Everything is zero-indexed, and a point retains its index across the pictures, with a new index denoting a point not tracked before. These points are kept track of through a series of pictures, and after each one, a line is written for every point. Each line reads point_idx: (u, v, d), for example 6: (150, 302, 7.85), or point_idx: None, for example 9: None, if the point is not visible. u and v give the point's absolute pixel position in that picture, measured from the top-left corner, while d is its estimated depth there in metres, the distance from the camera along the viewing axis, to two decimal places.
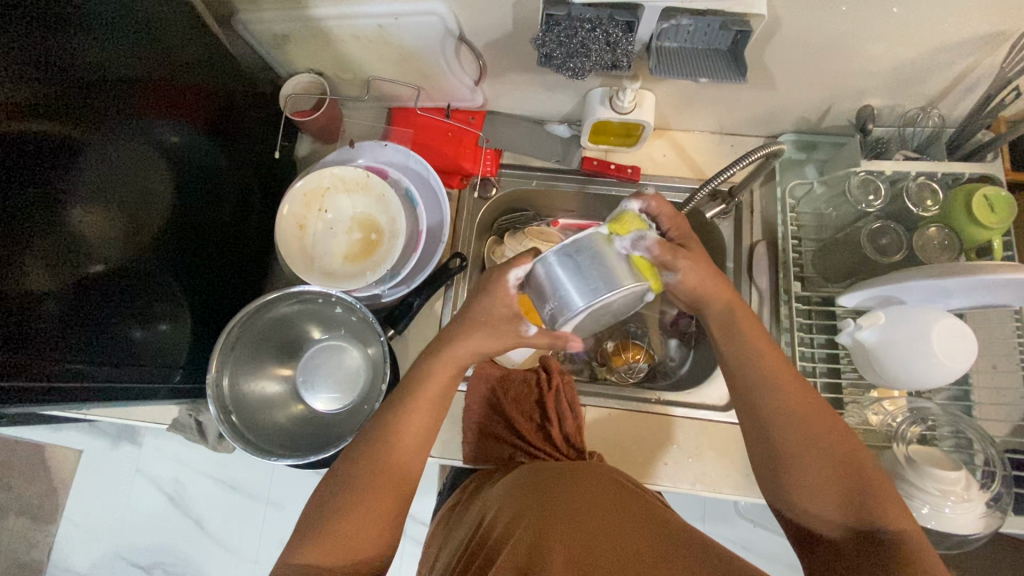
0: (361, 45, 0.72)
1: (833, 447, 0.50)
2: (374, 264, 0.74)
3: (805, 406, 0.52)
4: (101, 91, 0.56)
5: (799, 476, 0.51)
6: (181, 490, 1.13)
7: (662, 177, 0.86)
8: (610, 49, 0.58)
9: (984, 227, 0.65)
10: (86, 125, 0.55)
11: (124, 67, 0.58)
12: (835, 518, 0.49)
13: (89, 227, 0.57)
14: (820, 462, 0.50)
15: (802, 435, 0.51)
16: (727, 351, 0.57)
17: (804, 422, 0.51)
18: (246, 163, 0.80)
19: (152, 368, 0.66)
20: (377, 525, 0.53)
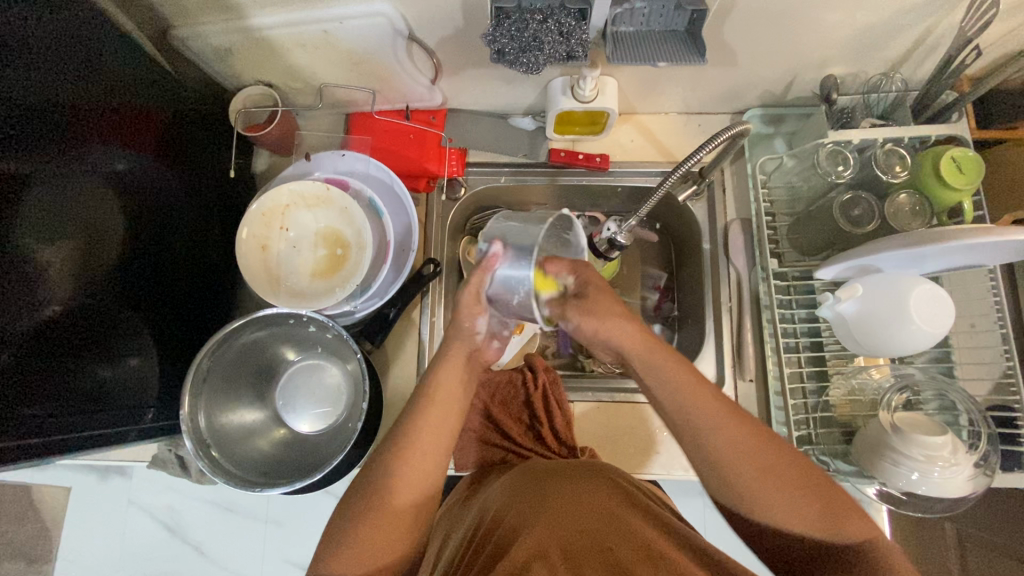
0: (309, 52, 0.69)
1: (770, 464, 0.51)
2: (343, 280, 0.71)
3: (739, 429, 0.52)
4: (39, 123, 0.54)
5: (770, 504, 0.51)
6: (176, 518, 1.10)
7: (632, 163, 0.84)
8: (564, 40, 0.56)
9: (955, 190, 0.64)
10: (30, 160, 0.53)
11: (62, 97, 0.56)
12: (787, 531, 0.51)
13: (35, 267, 0.54)
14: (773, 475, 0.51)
15: (730, 451, 0.52)
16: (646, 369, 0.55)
17: (744, 448, 0.52)
18: (201, 181, 0.76)
19: (121, 408, 0.64)
20: (387, 540, 0.54)
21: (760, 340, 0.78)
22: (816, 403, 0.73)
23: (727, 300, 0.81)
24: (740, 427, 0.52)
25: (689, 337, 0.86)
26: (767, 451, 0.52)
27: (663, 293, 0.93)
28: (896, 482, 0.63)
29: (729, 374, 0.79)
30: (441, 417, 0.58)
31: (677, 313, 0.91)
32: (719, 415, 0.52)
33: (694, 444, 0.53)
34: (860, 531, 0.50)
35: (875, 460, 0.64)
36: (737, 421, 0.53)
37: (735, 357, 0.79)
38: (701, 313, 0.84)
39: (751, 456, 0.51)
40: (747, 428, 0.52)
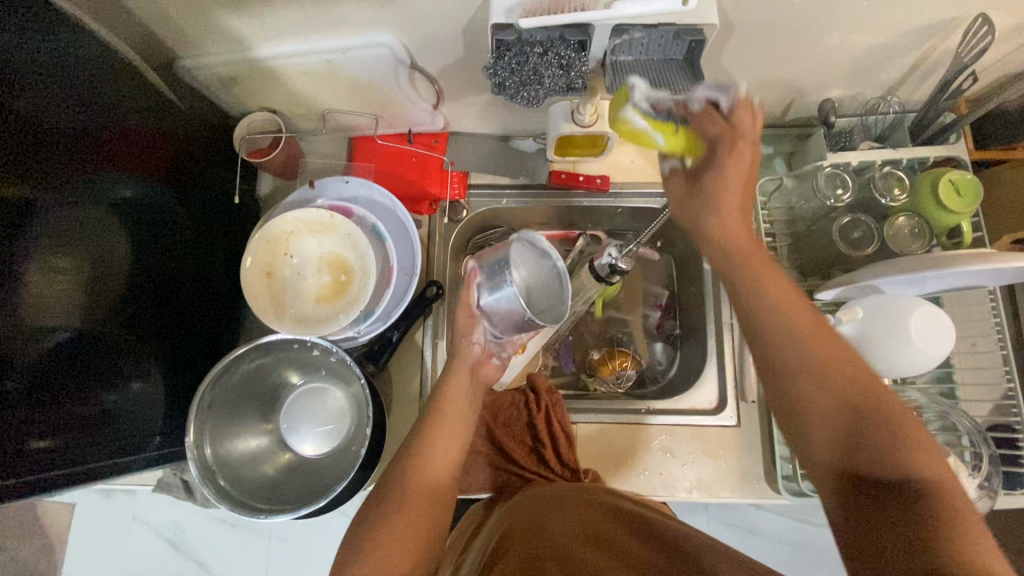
0: (312, 80, 0.70)
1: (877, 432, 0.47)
2: (346, 305, 0.70)
3: (833, 366, 0.50)
4: (42, 153, 0.55)
5: (807, 388, 0.51)
6: (180, 532, 1.11)
7: (632, 184, 0.85)
8: (564, 72, 0.57)
9: (953, 214, 0.65)
10: (41, 187, 0.55)
11: (65, 128, 0.57)
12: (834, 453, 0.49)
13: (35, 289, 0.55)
14: (826, 375, 0.50)
15: (798, 335, 0.52)
16: (744, 293, 0.56)
17: (807, 343, 0.52)
18: (204, 206, 0.77)
19: (126, 436, 0.64)
20: (403, 542, 0.56)
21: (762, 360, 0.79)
22: None
23: (729, 319, 0.81)
24: (875, 400, 0.49)
25: (691, 356, 0.86)
26: (851, 387, 0.49)
27: (665, 311, 0.93)
28: None
29: (731, 394, 0.79)
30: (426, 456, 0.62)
31: (679, 331, 0.91)
32: (824, 351, 0.51)
33: (800, 400, 0.51)
34: (931, 471, 0.45)
35: None
36: (829, 338, 0.52)
37: (737, 377, 0.79)
38: (702, 332, 0.84)
39: (839, 417, 0.49)
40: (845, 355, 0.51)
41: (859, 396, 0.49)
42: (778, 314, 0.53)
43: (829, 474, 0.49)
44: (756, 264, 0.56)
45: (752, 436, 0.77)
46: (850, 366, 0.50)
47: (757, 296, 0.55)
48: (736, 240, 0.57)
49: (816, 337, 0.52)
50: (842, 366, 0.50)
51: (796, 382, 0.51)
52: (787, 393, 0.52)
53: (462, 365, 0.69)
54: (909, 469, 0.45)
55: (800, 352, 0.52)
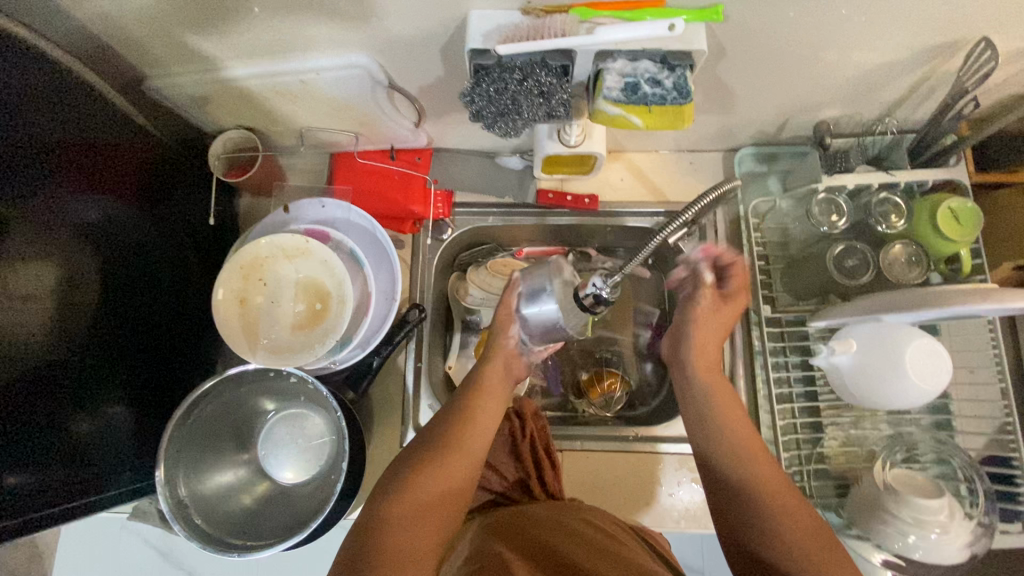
0: (288, 99, 0.68)
1: (773, 477, 0.54)
2: (323, 333, 0.67)
3: (799, 511, 0.52)
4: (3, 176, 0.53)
5: (777, 542, 0.51)
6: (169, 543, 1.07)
7: (621, 203, 0.82)
8: (543, 100, 0.54)
9: (953, 242, 0.63)
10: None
11: (27, 150, 0.55)
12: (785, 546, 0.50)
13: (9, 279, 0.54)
14: (800, 528, 0.51)
15: (766, 484, 0.54)
16: (700, 434, 0.60)
17: (789, 510, 0.52)
18: (179, 228, 0.74)
19: (94, 471, 0.62)
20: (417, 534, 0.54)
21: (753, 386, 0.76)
22: (810, 453, 0.71)
23: (719, 344, 0.79)
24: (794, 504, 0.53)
25: None
26: (820, 532, 0.51)
27: (656, 331, 0.91)
28: (891, 545, 0.61)
29: None
30: (469, 434, 0.61)
31: None
32: (779, 493, 0.53)
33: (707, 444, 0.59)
34: None
35: (869, 521, 0.62)
36: (786, 493, 0.53)
37: None
38: None
39: (793, 490, 0.54)
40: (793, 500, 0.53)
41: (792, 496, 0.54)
42: (763, 474, 0.55)
43: (776, 493, 0.53)
44: (749, 451, 0.56)
45: None
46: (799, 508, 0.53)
47: (728, 438, 0.58)
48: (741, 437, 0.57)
49: (797, 497, 0.53)
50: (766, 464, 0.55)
51: (724, 447, 0.57)
52: (740, 514, 0.54)
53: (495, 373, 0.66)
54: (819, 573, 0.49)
55: (745, 478, 0.55)
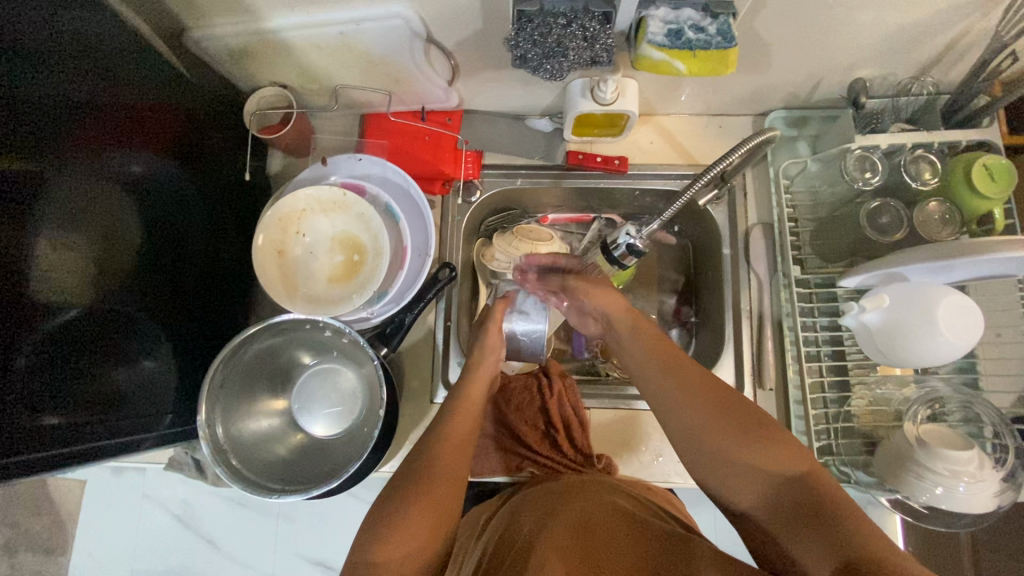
0: (325, 54, 0.68)
1: (719, 434, 0.53)
2: (360, 285, 0.69)
3: (750, 448, 0.51)
4: (51, 121, 0.53)
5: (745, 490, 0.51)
6: (190, 510, 1.02)
7: (650, 165, 0.82)
8: (588, 44, 0.54)
9: (989, 199, 0.63)
10: (52, 158, 0.54)
11: (73, 97, 0.55)
12: (756, 478, 0.50)
13: (47, 238, 0.54)
14: (766, 467, 0.50)
15: (707, 438, 0.53)
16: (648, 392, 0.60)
17: (743, 451, 0.51)
18: (215, 183, 0.75)
19: (137, 416, 0.63)
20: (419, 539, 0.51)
21: (779, 347, 0.77)
22: (837, 413, 0.72)
23: (747, 306, 0.79)
24: (745, 413, 0.53)
25: (707, 343, 0.84)
26: (781, 458, 0.50)
27: (681, 297, 0.91)
28: (918, 496, 0.62)
29: (748, 382, 0.77)
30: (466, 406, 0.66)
31: (695, 318, 0.89)
32: (723, 437, 0.52)
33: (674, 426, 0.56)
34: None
35: (898, 473, 0.63)
36: (740, 429, 0.52)
37: (754, 365, 0.77)
38: (720, 320, 0.82)
39: (727, 426, 0.53)
40: (752, 434, 0.52)
41: (731, 414, 0.53)
42: (697, 428, 0.54)
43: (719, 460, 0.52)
44: (676, 385, 0.57)
45: None
46: (744, 419, 0.53)
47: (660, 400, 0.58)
48: (642, 358, 0.62)
49: (738, 433, 0.52)
50: (704, 398, 0.55)
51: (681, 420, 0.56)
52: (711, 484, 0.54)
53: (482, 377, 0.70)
54: (784, 470, 0.49)
55: (710, 447, 0.53)
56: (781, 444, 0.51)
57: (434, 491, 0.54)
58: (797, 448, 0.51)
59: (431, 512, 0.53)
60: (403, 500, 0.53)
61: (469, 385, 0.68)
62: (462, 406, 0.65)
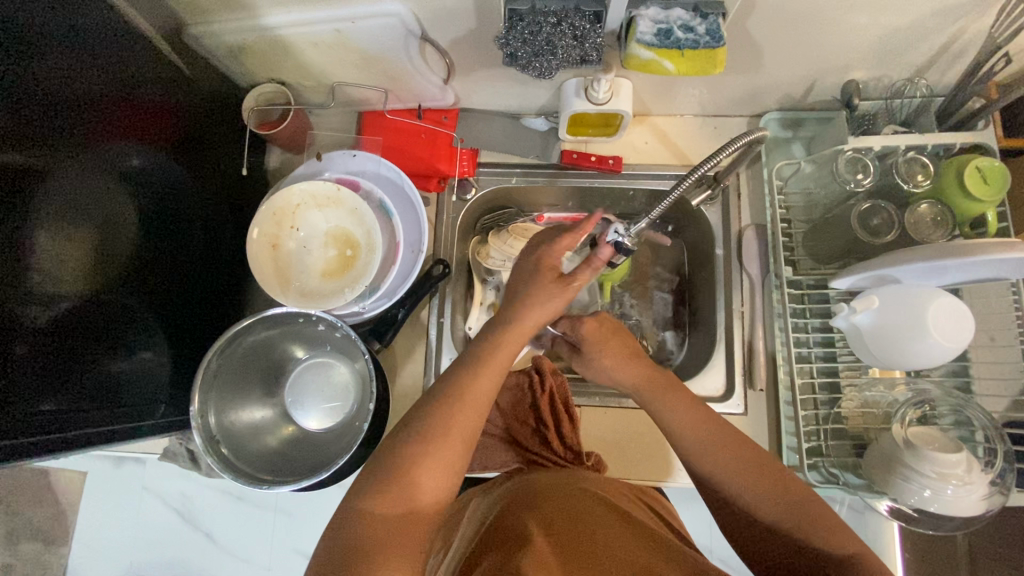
0: (322, 52, 0.69)
1: (752, 472, 0.54)
2: (352, 280, 0.70)
3: (776, 493, 0.53)
4: (53, 115, 0.55)
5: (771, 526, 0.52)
6: (190, 504, 1.02)
7: (644, 166, 0.83)
8: (577, 43, 0.55)
9: (980, 202, 0.63)
10: (50, 153, 0.55)
11: (75, 92, 0.57)
12: (775, 514, 0.52)
13: (45, 231, 0.55)
14: (785, 511, 0.52)
15: (740, 474, 0.54)
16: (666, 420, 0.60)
17: (767, 494, 0.53)
18: (213, 177, 0.76)
19: (134, 405, 0.65)
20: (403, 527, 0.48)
21: (771, 348, 0.77)
22: (827, 414, 0.72)
23: (739, 307, 0.79)
24: (803, 500, 0.52)
25: (700, 343, 0.85)
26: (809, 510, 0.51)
27: (676, 297, 0.92)
28: (906, 498, 0.61)
29: (739, 382, 0.77)
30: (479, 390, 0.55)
31: (689, 318, 0.89)
32: (758, 478, 0.54)
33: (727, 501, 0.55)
34: None
35: (886, 476, 0.63)
36: (772, 475, 0.54)
37: (745, 365, 0.78)
38: (712, 321, 0.83)
39: (762, 472, 0.54)
40: (780, 480, 0.53)
41: (774, 487, 0.53)
42: (723, 465, 0.55)
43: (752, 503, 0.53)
44: (682, 407, 0.59)
45: (759, 425, 0.76)
46: (790, 494, 0.52)
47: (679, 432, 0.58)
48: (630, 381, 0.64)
49: (768, 477, 0.54)
50: (750, 474, 0.54)
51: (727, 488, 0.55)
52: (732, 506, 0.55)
53: (521, 330, 0.59)
54: (834, 552, 0.48)
55: (763, 513, 0.53)
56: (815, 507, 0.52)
57: (448, 447, 0.52)
58: (838, 527, 0.50)
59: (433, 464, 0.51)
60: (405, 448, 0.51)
61: (501, 346, 0.58)
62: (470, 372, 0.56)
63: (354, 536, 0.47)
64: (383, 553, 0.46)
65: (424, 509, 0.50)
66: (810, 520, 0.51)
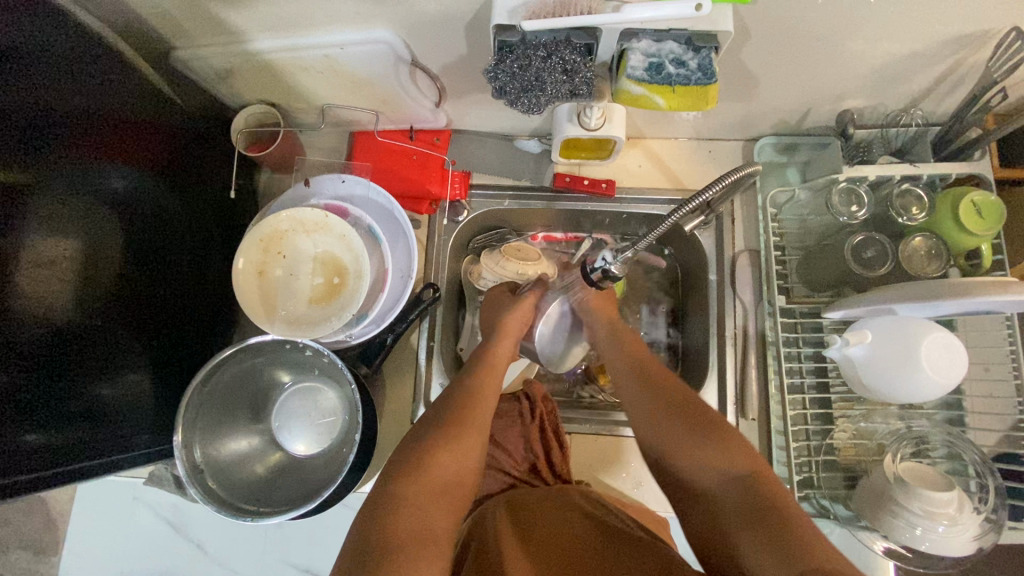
0: (311, 75, 0.68)
1: (685, 419, 0.56)
2: (339, 307, 0.69)
3: (701, 429, 0.55)
4: (18, 138, 0.53)
5: (703, 478, 0.53)
6: (177, 521, 1.01)
7: (637, 189, 0.82)
8: (567, 78, 0.54)
9: (973, 235, 0.63)
10: (28, 172, 0.55)
11: (45, 112, 0.55)
12: (714, 470, 0.52)
13: (22, 246, 0.56)
14: (706, 446, 0.54)
15: (674, 425, 0.57)
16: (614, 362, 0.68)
17: (695, 437, 0.55)
18: (202, 201, 0.75)
19: (120, 435, 0.64)
20: (417, 519, 0.52)
21: (764, 376, 0.77)
22: (819, 445, 0.71)
23: (732, 335, 0.78)
24: (728, 439, 0.54)
25: (693, 369, 0.84)
26: (727, 437, 0.54)
27: (670, 318, 0.91)
28: (898, 537, 0.60)
29: (731, 411, 0.76)
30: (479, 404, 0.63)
31: (681, 341, 0.89)
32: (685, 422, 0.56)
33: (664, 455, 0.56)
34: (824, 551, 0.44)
35: (876, 512, 0.62)
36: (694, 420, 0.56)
37: (738, 393, 0.77)
38: (705, 346, 0.82)
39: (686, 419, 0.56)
40: (704, 424, 0.55)
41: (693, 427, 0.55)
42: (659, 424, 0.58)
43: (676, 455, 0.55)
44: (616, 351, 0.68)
45: None
46: (729, 443, 0.53)
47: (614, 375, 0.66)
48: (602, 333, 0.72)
49: (688, 419, 0.56)
50: (674, 414, 0.57)
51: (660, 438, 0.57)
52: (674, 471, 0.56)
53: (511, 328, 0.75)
54: (730, 468, 0.52)
55: (709, 465, 0.53)
56: (742, 448, 0.53)
57: (454, 447, 0.58)
58: (742, 445, 0.53)
59: (441, 495, 0.55)
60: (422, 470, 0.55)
61: (500, 338, 0.73)
62: (470, 408, 0.62)
63: (377, 538, 0.50)
64: (409, 547, 0.49)
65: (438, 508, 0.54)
66: (728, 440, 0.53)
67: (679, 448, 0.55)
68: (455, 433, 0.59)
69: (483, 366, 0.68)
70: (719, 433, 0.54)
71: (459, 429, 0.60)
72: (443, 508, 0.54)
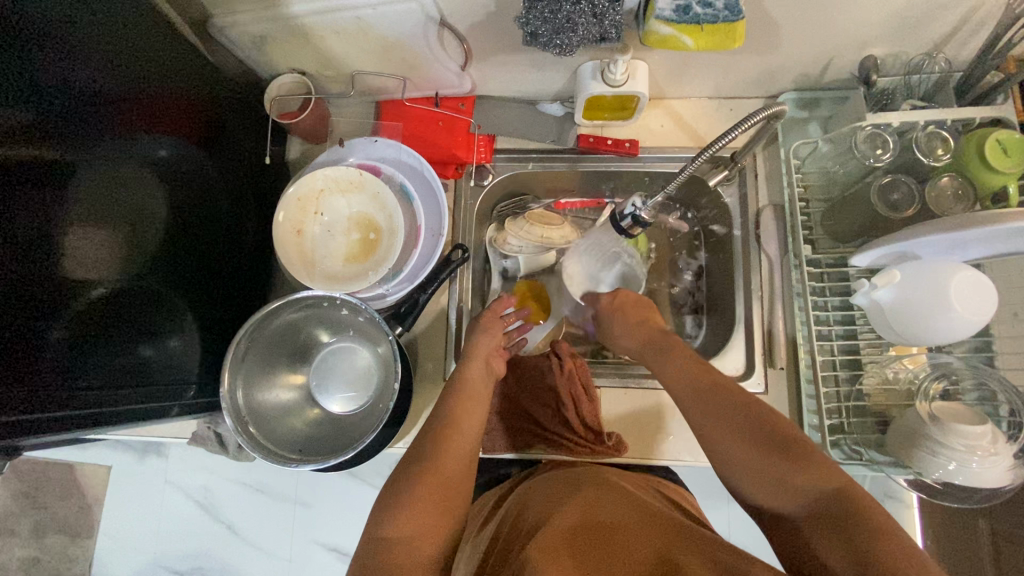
0: (342, 39, 0.70)
1: (758, 439, 0.54)
2: (375, 263, 0.74)
3: (773, 451, 0.53)
4: (65, 111, 0.54)
5: (785, 498, 0.51)
6: (211, 495, 1.03)
7: (660, 148, 0.83)
8: (597, 21, 0.56)
9: (1001, 173, 0.63)
10: (73, 148, 0.55)
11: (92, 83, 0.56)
12: (799, 492, 0.50)
13: (74, 225, 0.56)
14: (787, 470, 0.51)
15: (745, 446, 0.54)
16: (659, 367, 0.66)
17: (771, 457, 0.52)
18: (237, 169, 0.78)
19: (166, 385, 0.66)
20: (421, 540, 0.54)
21: (791, 327, 0.78)
22: (849, 392, 0.72)
23: (758, 288, 0.80)
24: (808, 461, 0.51)
25: (719, 325, 0.85)
26: (797, 452, 0.52)
27: (696, 277, 0.92)
28: (931, 472, 0.61)
29: (759, 361, 0.78)
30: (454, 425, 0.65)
31: (706, 300, 0.90)
32: (760, 442, 0.54)
33: (707, 435, 0.57)
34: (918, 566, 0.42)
35: (910, 450, 0.63)
36: (773, 438, 0.54)
37: (765, 345, 0.78)
38: (731, 302, 0.83)
39: (761, 438, 0.54)
40: (782, 442, 0.53)
41: (781, 451, 0.52)
42: (730, 444, 0.55)
43: (756, 480, 0.53)
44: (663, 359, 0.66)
45: (779, 404, 0.76)
46: (810, 462, 0.51)
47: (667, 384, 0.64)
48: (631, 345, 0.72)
49: (765, 436, 0.54)
50: (742, 424, 0.55)
51: (722, 445, 0.56)
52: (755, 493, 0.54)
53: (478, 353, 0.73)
54: (818, 486, 0.50)
55: (797, 492, 0.50)
56: (823, 464, 0.51)
57: (446, 464, 0.61)
58: (833, 468, 0.51)
59: (435, 512, 0.56)
60: (411, 495, 0.57)
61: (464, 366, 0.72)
62: (451, 427, 0.65)
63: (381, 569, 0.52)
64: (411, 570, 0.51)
65: (433, 527, 0.56)
66: (807, 455, 0.52)
67: (750, 468, 0.53)
68: (443, 457, 0.61)
69: (454, 390, 0.69)
70: (797, 454, 0.52)
71: (448, 443, 0.63)
72: (433, 522, 0.56)
